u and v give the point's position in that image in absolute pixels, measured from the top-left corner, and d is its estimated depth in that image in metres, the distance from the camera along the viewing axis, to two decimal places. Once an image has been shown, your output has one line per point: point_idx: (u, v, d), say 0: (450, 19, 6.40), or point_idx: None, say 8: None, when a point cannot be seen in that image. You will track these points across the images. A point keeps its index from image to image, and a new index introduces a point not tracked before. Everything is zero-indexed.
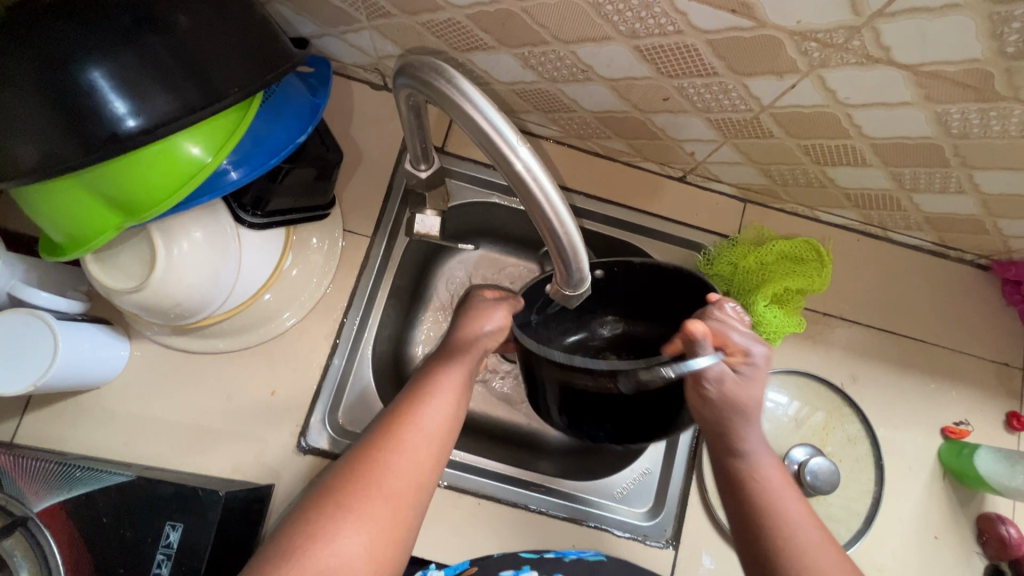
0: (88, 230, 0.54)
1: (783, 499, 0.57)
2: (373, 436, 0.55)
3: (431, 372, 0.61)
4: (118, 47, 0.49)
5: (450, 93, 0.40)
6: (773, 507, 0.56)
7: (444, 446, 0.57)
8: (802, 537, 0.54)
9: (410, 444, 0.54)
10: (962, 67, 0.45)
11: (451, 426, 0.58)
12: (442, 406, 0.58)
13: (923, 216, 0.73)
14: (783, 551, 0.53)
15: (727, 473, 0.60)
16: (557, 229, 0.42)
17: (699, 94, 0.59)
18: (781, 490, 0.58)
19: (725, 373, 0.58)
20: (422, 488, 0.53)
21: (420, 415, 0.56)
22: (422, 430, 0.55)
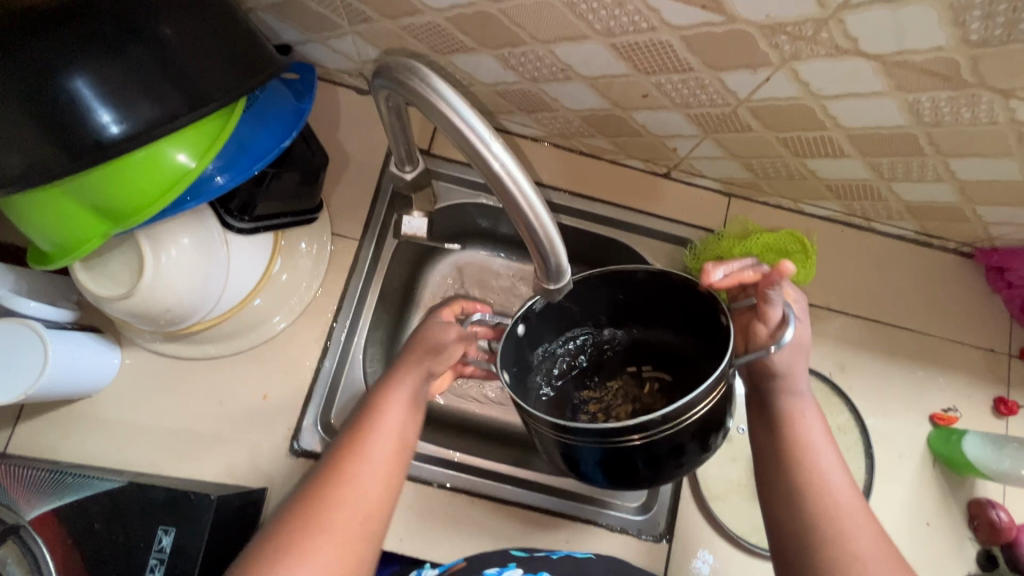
0: (74, 238, 0.55)
1: (821, 451, 0.53)
2: (320, 473, 0.52)
3: (371, 399, 0.57)
4: (101, 56, 0.50)
5: (424, 91, 0.41)
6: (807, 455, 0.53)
7: (396, 474, 0.54)
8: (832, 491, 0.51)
9: (356, 480, 0.52)
10: (929, 56, 0.46)
11: (400, 453, 0.55)
12: (383, 441, 0.54)
13: (904, 206, 0.74)
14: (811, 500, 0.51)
15: (768, 410, 0.57)
16: (534, 222, 0.42)
17: (677, 89, 0.60)
18: (819, 440, 0.54)
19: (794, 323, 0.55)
20: (375, 522, 0.51)
21: (363, 450, 0.53)
22: (370, 464, 0.53)
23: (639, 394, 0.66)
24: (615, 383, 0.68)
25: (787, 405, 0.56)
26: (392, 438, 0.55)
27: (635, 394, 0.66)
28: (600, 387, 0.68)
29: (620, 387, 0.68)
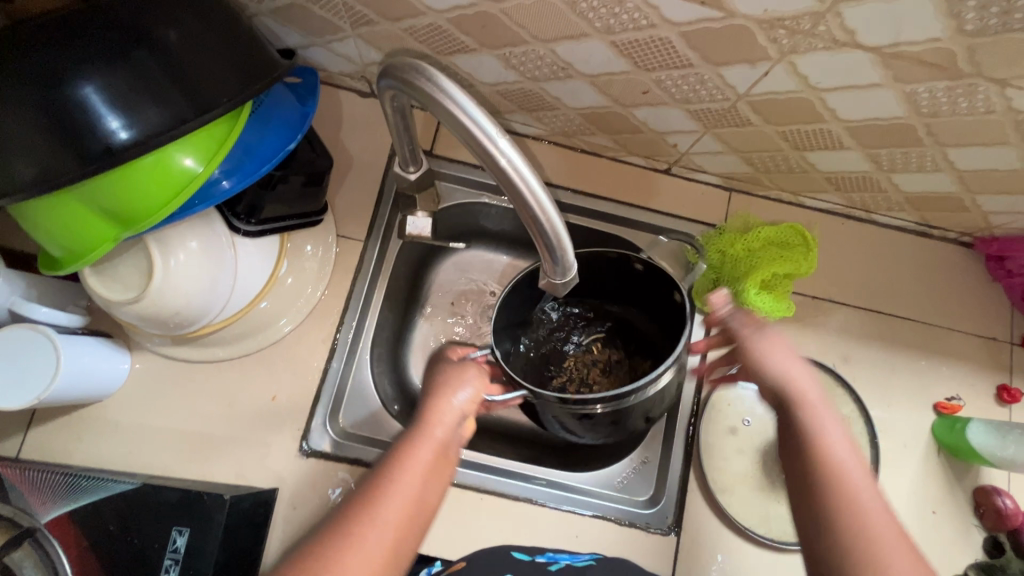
0: (85, 243, 0.56)
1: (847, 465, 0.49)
2: (322, 534, 0.47)
3: (385, 459, 0.52)
4: (109, 63, 0.50)
5: (430, 90, 0.42)
6: (846, 507, 0.47)
7: (403, 543, 0.48)
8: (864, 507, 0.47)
9: (362, 542, 0.46)
10: (925, 46, 0.47)
11: (412, 517, 0.49)
12: (394, 502, 0.49)
13: (903, 196, 0.75)
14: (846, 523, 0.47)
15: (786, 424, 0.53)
16: (540, 217, 0.43)
17: (677, 85, 0.61)
18: (846, 455, 0.50)
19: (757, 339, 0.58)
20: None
21: (373, 513, 0.48)
22: (376, 529, 0.47)
23: (593, 357, 0.79)
24: (571, 359, 0.79)
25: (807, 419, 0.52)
26: (406, 501, 0.49)
27: (592, 358, 0.79)
28: (561, 369, 0.79)
29: (578, 363, 0.79)
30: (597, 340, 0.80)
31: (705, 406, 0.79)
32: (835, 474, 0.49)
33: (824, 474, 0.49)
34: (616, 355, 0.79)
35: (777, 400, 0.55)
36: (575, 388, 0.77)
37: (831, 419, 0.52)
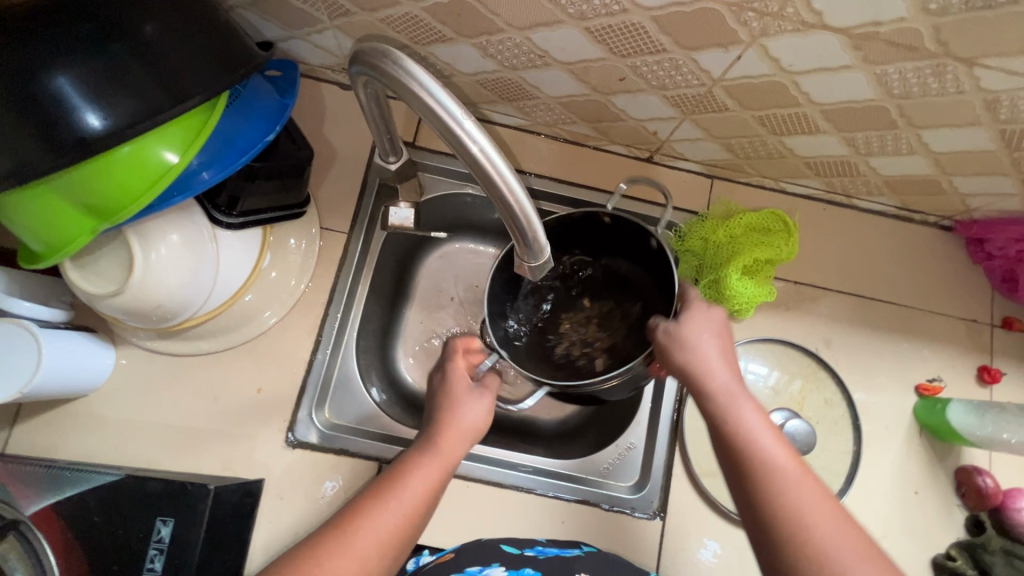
0: (63, 236, 0.56)
1: (763, 441, 0.51)
2: (321, 537, 0.51)
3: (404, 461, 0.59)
4: (82, 54, 0.50)
5: (398, 73, 0.42)
6: (778, 493, 0.47)
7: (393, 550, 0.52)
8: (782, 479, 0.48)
9: (360, 542, 0.50)
10: (892, 27, 0.48)
11: (404, 530, 0.53)
12: (393, 512, 0.53)
13: (882, 180, 0.75)
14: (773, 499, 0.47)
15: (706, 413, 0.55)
16: (509, 198, 0.43)
17: (653, 71, 0.61)
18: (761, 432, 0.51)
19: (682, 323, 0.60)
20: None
21: (373, 520, 0.52)
22: (373, 535, 0.51)
23: (587, 314, 0.78)
24: (566, 321, 0.78)
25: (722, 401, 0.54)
26: (404, 513, 0.54)
27: (585, 316, 0.78)
28: (559, 336, 0.77)
29: (572, 326, 0.78)
30: (585, 296, 0.78)
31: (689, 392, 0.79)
32: (761, 458, 0.50)
33: (752, 462, 0.50)
34: (610, 305, 0.77)
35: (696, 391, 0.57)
36: (580, 351, 0.76)
37: (748, 406, 0.53)
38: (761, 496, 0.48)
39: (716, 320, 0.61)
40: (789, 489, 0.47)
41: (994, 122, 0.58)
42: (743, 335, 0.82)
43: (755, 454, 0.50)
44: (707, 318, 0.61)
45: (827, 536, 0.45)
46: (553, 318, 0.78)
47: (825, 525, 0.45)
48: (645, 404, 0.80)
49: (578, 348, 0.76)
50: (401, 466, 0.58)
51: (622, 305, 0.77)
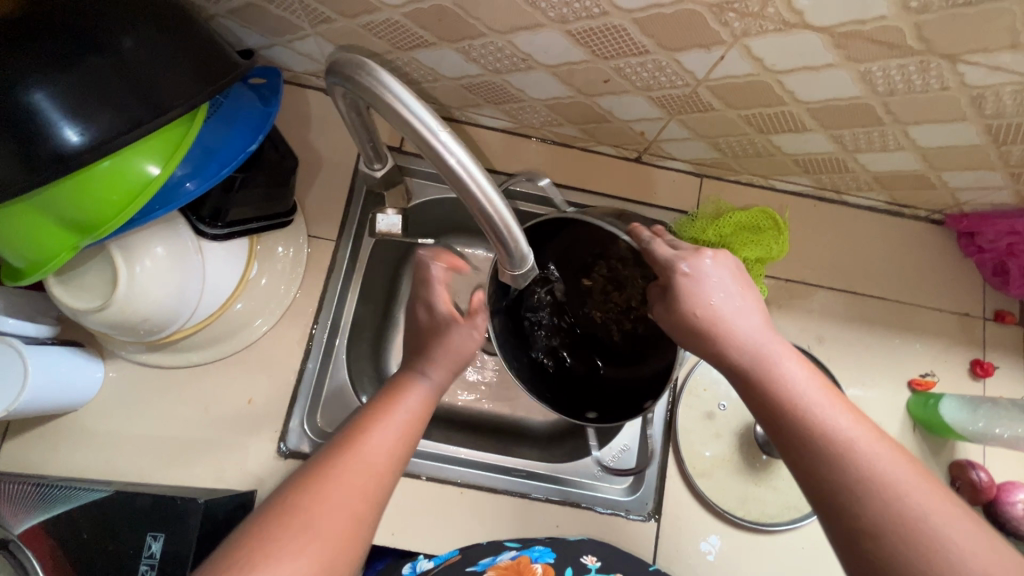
0: (45, 253, 0.55)
1: (823, 408, 0.45)
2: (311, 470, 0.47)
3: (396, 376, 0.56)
4: (58, 70, 0.50)
5: (371, 84, 0.42)
6: (866, 466, 0.42)
7: (398, 467, 0.50)
8: (861, 451, 0.43)
9: (364, 459, 0.48)
10: (874, 25, 0.47)
11: (406, 448, 0.51)
12: (394, 429, 0.51)
13: (871, 176, 0.75)
14: (857, 478, 0.42)
15: (755, 393, 0.48)
16: (487, 207, 0.42)
17: (637, 73, 0.61)
18: (818, 398, 0.46)
19: (685, 297, 0.52)
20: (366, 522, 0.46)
21: (375, 435, 0.50)
22: (374, 453, 0.48)
23: (600, 289, 0.72)
24: (600, 312, 0.73)
25: (773, 375, 0.48)
26: (407, 427, 0.51)
27: (600, 292, 0.72)
28: (602, 326, 0.74)
29: (606, 310, 0.73)
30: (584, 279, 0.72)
31: (682, 392, 0.79)
32: (827, 431, 0.44)
33: (816, 437, 0.44)
34: (606, 265, 0.69)
35: (738, 372, 0.50)
36: (627, 320, 0.71)
37: (797, 369, 0.48)
38: (838, 472, 0.42)
39: (727, 273, 0.53)
40: (853, 452, 0.42)
41: (980, 117, 0.57)
42: None
43: (824, 429, 0.44)
44: (716, 272, 0.53)
45: (908, 500, 0.40)
46: (589, 320, 0.75)
47: (905, 488, 0.41)
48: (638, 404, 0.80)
49: (626, 320, 0.71)
50: (397, 382, 0.56)
51: (608, 255, 0.68)
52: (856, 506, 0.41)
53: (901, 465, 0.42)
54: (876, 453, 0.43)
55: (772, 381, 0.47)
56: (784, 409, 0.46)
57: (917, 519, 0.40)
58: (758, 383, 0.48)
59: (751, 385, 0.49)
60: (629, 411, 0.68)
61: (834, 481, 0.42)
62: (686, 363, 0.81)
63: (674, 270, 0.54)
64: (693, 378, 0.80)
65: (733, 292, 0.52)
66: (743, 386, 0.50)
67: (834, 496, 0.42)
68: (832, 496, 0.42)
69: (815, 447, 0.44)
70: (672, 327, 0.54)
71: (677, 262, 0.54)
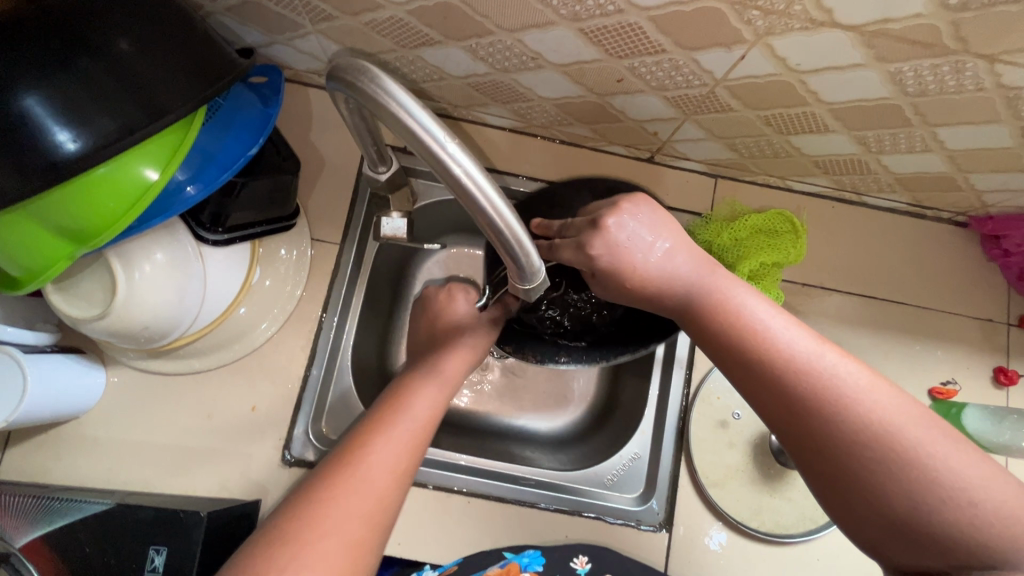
0: (41, 262, 0.53)
1: (774, 335, 0.48)
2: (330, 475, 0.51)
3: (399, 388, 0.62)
4: (52, 74, 0.48)
5: (373, 91, 0.40)
6: (821, 380, 0.45)
7: (410, 470, 0.55)
8: (812, 368, 0.46)
9: (373, 470, 0.52)
10: (907, 23, 0.44)
11: (414, 460, 0.56)
12: (402, 439, 0.56)
13: (894, 178, 0.72)
14: (814, 395, 0.45)
15: (712, 334, 0.51)
16: (497, 221, 0.40)
17: (652, 72, 0.58)
18: (767, 325, 0.49)
19: (617, 273, 0.54)
20: (382, 526, 0.50)
21: (385, 446, 0.54)
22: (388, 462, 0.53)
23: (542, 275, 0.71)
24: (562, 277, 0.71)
25: (724, 314, 0.51)
26: (413, 433, 0.57)
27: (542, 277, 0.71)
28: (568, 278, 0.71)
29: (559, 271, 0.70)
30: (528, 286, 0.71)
31: (695, 400, 0.77)
32: (781, 356, 0.47)
33: (772, 367, 0.47)
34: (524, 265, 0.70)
35: (693, 318, 0.53)
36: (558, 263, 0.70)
37: (748, 301, 0.51)
38: (797, 395, 0.45)
39: (639, 224, 0.54)
40: (803, 369, 0.46)
41: (1015, 119, 0.55)
42: None
43: (780, 355, 0.47)
44: (627, 228, 0.54)
45: (863, 405, 0.44)
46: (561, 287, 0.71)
47: (858, 389, 0.44)
48: (649, 410, 0.78)
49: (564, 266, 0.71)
50: (402, 392, 0.61)
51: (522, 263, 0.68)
52: (817, 421, 0.44)
53: (845, 366, 0.46)
54: (819, 361, 0.46)
55: (723, 321, 0.51)
56: (740, 346, 0.49)
57: (872, 418, 0.43)
58: (712, 325, 0.51)
59: (700, 327, 0.52)
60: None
61: (792, 402, 0.45)
62: (700, 370, 0.79)
63: (589, 253, 0.54)
64: (706, 387, 0.78)
65: (661, 247, 0.54)
66: (700, 331, 0.52)
67: (794, 414, 0.45)
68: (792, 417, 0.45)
69: (767, 376, 0.47)
70: (619, 295, 0.56)
71: (587, 247, 0.53)
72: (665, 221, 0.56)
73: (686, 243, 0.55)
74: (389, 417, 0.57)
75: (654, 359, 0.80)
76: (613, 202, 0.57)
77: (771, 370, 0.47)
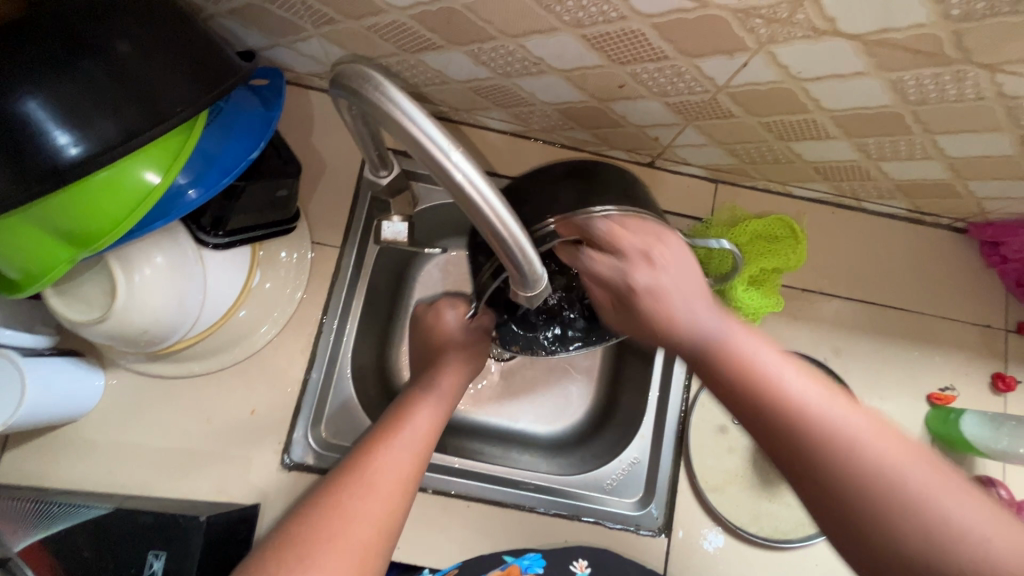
0: (41, 266, 0.53)
1: (782, 380, 0.44)
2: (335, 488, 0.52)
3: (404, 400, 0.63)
4: (54, 78, 0.48)
5: (378, 99, 0.40)
6: (836, 435, 0.40)
7: (415, 479, 0.56)
8: (825, 418, 0.41)
9: (380, 479, 0.53)
10: (910, 33, 0.44)
11: (419, 468, 0.56)
12: (408, 447, 0.57)
13: (894, 184, 0.72)
14: (828, 451, 0.40)
15: (716, 378, 0.46)
16: (501, 229, 0.40)
17: (654, 78, 0.58)
18: (776, 367, 0.44)
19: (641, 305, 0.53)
20: (388, 534, 0.51)
21: (391, 454, 0.55)
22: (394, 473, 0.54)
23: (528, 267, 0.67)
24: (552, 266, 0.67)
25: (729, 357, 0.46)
26: (419, 442, 0.58)
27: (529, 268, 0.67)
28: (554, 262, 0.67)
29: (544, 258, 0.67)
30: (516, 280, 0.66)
31: (695, 404, 0.77)
32: (790, 405, 0.42)
33: (779, 416, 0.42)
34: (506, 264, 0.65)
35: (698, 360, 0.48)
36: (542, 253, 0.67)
37: (754, 342, 0.46)
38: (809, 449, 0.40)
39: (662, 257, 0.53)
40: (813, 419, 0.41)
41: (1015, 127, 0.55)
42: None
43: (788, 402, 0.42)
44: (654, 261, 0.53)
45: (885, 463, 0.39)
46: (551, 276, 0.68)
47: (877, 447, 0.39)
48: (649, 414, 0.78)
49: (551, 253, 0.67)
50: (405, 402, 0.62)
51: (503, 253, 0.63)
52: (833, 481, 0.39)
53: (860, 417, 0.41)
54: (831, 410, 0.41)
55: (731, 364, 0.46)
56: (745, 392, 0.44)
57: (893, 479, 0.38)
58: (717, 369, 0.46)
59: (705, 370, 0.47)
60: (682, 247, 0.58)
61: (800, 456, 0.41)
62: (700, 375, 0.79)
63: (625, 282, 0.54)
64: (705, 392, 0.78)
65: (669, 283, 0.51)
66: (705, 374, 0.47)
67: (805, 472, 0.41)
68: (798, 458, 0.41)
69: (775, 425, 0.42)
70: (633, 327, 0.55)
71: (629, 277, 0.53)
72: (679, 255, 0.53)
73: (696, 272, 0.53)
74: (393, 426, 0.58)
75: (654, 364, 0.80)
76: (654, 224, 0.55)
77: (776, 406, 0.43)
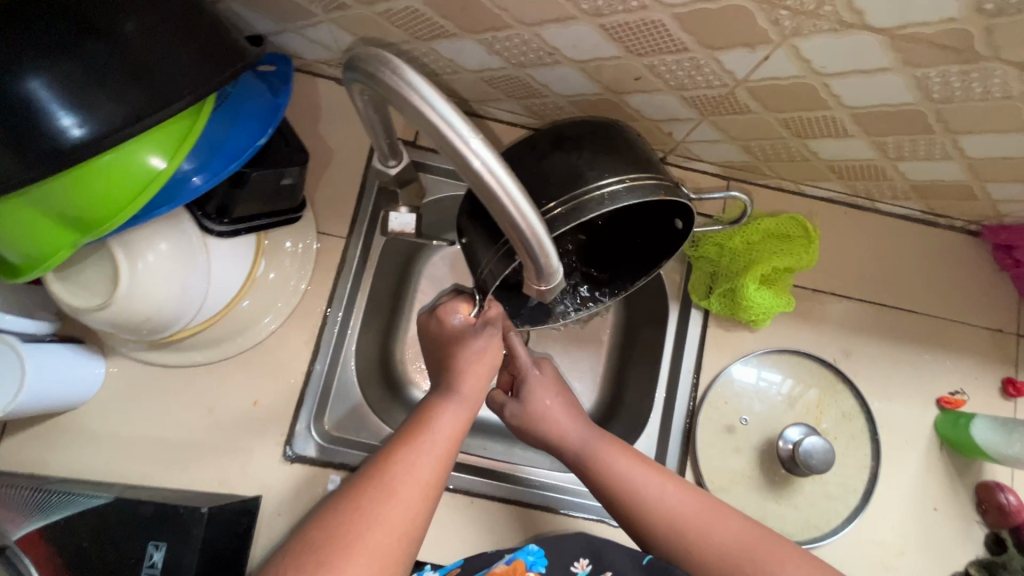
0: (42, 249, 0.52)
1: (641, 485, 0.60)
2: (350, 491, 0.49)
3: (426, 402, 0.57)
4: (60, 56, 0.47)
5: (396, 84, 0.38)
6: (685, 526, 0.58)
7: (440, 486, 0.52)
8: (674, 510, 0.59)
9: (402, 492, 0.49)
10: (940, 28, 0.43)
11: (443, 474, 0.52)
12: (432, 455, 0.52)
13: (909, 185, 0.71)
14: (683, 540, 0.58)
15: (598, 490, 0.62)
16: (519, 222, 0.40)
17: (672, 71, 0.57)
18: (636, 476, 0.61)
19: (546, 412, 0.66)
20: (409, 543, 0.48)
21: (413, 464, 0.50)
22: (416, 478, 0.50)
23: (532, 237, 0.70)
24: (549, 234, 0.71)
25: (604, 476, 0.62)
26: (442, 450, 0.53)
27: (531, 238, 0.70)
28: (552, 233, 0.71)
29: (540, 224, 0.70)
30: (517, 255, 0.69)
31: (702, 403, 0.76)
32: (648, 509, 0.59)
33: (644, 518, 0.59)
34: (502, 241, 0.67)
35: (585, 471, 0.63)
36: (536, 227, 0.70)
37: (618, 457, 0.62)
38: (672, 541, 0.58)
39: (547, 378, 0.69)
40: (670, 516, 0.58)
41: None
42: (759, 346, 0.78)
43: (652, 506, 0.59)
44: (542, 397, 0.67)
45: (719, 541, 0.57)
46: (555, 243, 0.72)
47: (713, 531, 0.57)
48: (656, 414, 0.77)
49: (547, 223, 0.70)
50: (429, 406, 0.56)
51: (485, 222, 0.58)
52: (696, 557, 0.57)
53: (691, 505, 0.59)
54: (679, 504, 0.59)
55: (608, 482, 0.61)
56: (619, 499, 0.60)
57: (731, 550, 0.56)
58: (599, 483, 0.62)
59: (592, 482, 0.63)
60: (685, 206, 0.60)
61: (672, 548, 0.58)
62: (707, 375, 0.78)
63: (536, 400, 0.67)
64: (714, 392, 0.77)
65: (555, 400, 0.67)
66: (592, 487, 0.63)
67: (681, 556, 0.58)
68: (673, 554, 0.58)
69: (644, 523, 0.59)
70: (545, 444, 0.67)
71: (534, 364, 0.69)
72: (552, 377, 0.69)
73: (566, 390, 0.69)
74: (415, 432, 0.53)
75: (661, 363, 0.79)
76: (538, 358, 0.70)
77: (642, 514, 0.59)
